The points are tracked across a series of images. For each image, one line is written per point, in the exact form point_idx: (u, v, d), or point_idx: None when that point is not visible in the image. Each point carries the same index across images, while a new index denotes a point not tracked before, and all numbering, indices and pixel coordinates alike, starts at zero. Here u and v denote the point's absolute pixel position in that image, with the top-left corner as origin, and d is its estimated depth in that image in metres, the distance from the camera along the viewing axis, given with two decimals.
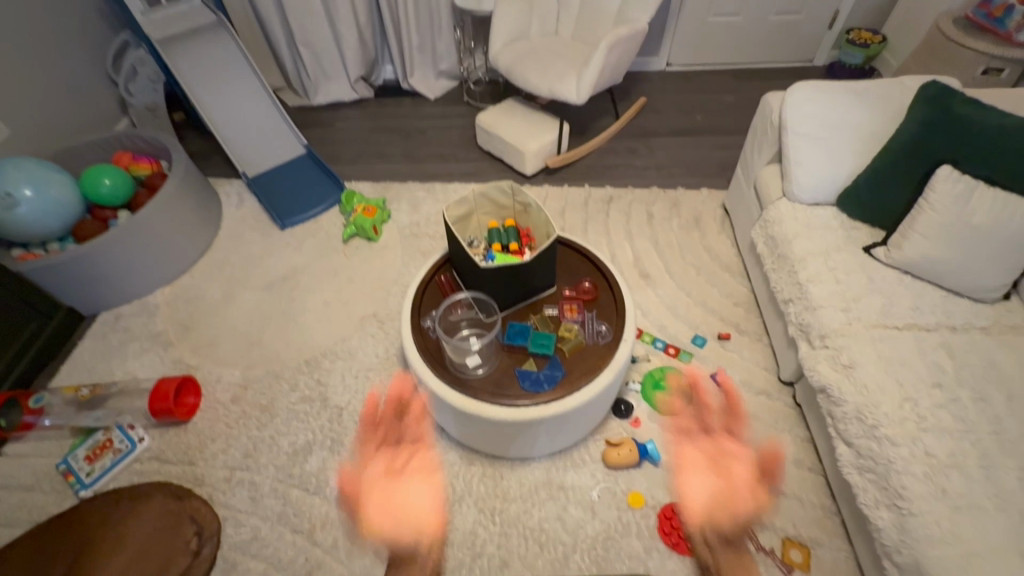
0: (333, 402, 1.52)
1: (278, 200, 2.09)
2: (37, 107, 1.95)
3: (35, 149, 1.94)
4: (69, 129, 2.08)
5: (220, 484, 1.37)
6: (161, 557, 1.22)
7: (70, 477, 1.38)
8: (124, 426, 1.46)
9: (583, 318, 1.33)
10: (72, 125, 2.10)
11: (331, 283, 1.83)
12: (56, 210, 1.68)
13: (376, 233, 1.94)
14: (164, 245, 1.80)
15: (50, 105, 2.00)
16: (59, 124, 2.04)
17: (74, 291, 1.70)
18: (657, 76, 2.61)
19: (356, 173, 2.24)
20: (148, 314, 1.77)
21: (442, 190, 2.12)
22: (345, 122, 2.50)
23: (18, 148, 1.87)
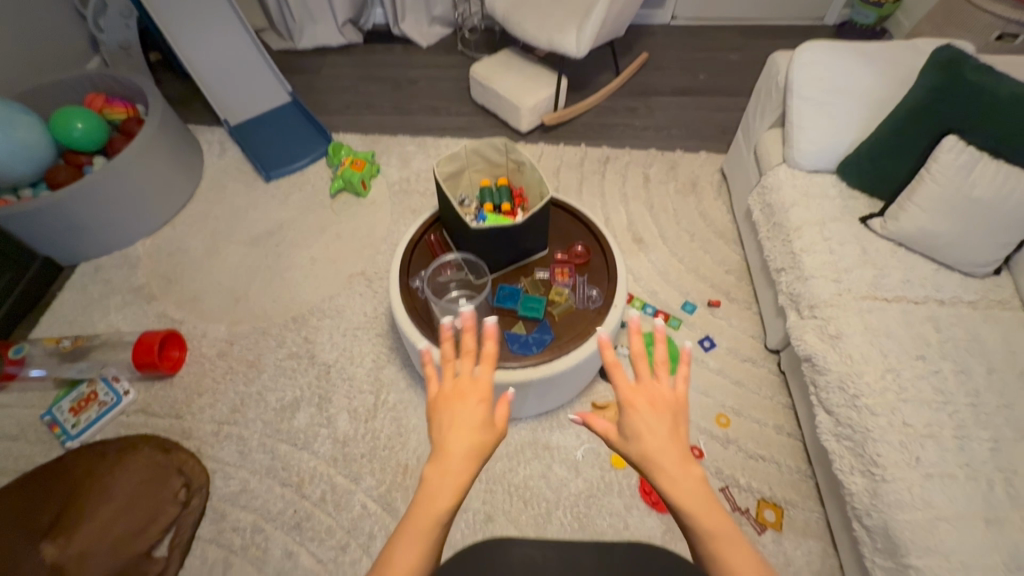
0: (320, 359, 1.51)
1: (262, 151, 2.01)
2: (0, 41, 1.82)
3: (1, 87, 1.83)
4: (36, 67, 1.96)
5: (208, 438, 1.38)
6: (149, 510, 1.23)
7: (56, 428, 1.37)
8: (109, 379, 1.45)
9: (574, 282, 1.31)
10: (39, 62, 1.97)
11: (318, 239, 1.79)
12: (26, 153, 1.60)
13: (365, 188, 1.88)
14: (143, 196, 1.73)
15: (14, 39, 1.88)
16: (26, 61, 1.92)
17: (50, 241, 1.64)
18: (660, 31, 2.49)
19: (344, 124, 2.15)
20: (129, 266, 1.72)
21: (433, 145, 2.05)
22: (332, 69, 2.37)
23: None
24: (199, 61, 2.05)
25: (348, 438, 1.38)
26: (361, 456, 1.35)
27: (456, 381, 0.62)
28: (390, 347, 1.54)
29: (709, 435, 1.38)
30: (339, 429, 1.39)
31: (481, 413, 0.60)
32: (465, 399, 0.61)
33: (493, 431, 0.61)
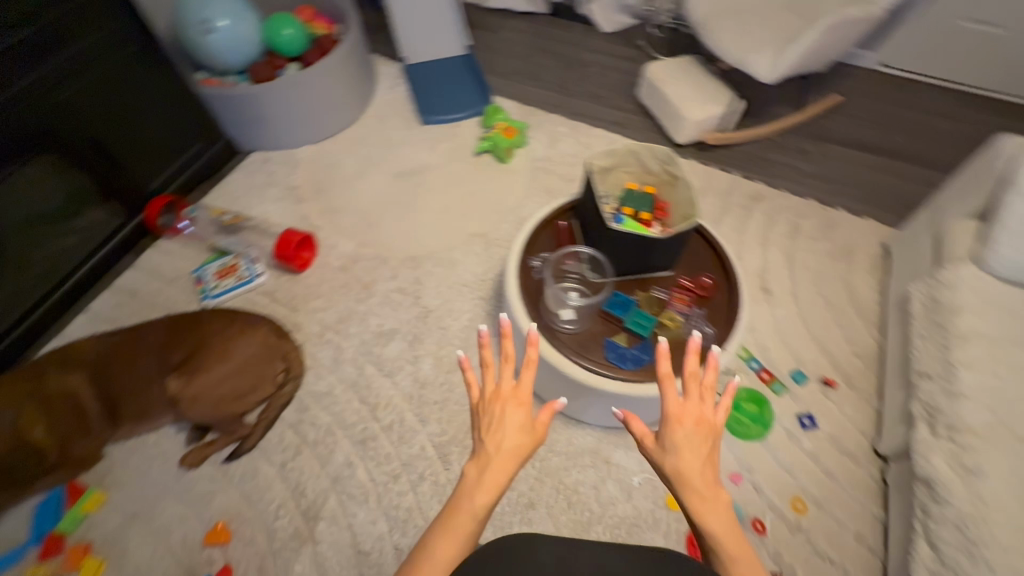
0: (423, 302, 1.60)
1: (427, 96, 2.11)
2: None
3: None
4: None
5: (312, 337, 1.53)
6: (250, 383, 1.32)
7: (201, 285, 1.58)
8: (250, 258, 1.64)
9: (690, 313, 1.25)
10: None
11: (452, 191, 1.87)
12: (241, 45, 1.82)
13: (508, 155, 1.94)
14: (318, 107, 1.89)
15: None
16: None
17: (238, 125, 1.85)
18: (863, 75, 2.25)
19: (507, 89, 2.20)
20: (291, 166, 1.91)
21: (585, 132, 2.04)
22: (510, 33, 2.42)
23: None
24: None
25: (427, 381, 1.46)
26: (433, 402, 1.43)
27: (499, 389, 0.70)
28: (487, 312, 1.58)
29: (778, 515, 1.29)
30: (422, 371, 1.47)
31: (520, 418, 0.69)
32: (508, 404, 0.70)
33: (530, 439, 0.68)
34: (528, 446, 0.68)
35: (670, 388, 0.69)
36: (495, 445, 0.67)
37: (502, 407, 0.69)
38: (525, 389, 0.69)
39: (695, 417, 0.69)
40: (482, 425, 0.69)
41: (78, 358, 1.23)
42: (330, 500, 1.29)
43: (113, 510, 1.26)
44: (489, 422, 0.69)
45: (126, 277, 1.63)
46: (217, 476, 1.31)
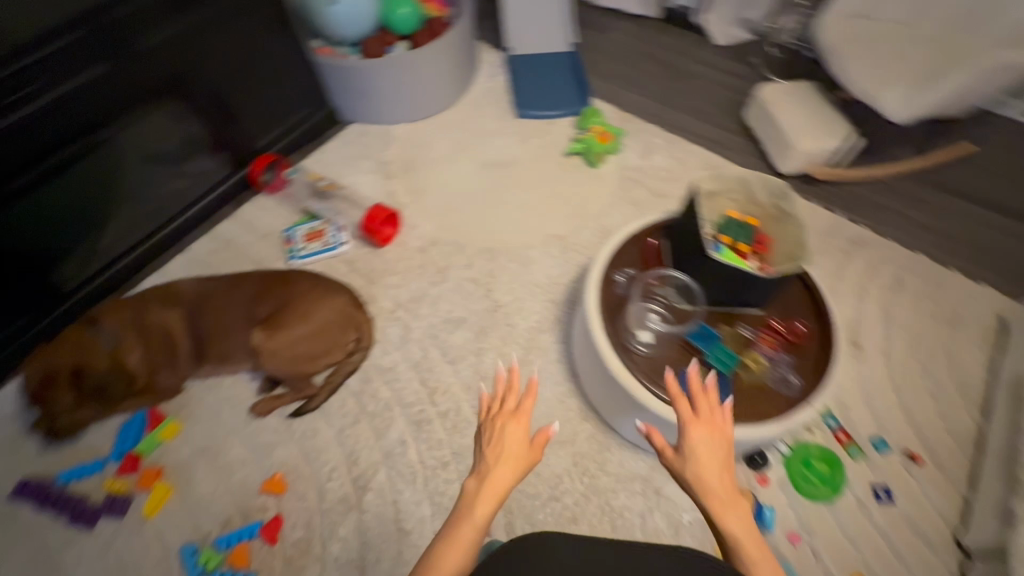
0: (494, 296, 1.60)
1: (525, 89, 2.10)
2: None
3: None
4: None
5: (383, 312, 1.56)
6: (324, 347, 1.37)
7: (289, 245, 1.65)
8: (337, 226, 1.69)
9: (776, 358, 1.19)
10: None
11: (537, 189, 1.86)
12: (358, 18, 1.87)
13: (598, 160, 1.90)
14: (420, 87, 1.93)
15: None
16: None
17: (344, 96, 1.91)
18: (1005, 126, 2.02)
19: (606, 92, 2.15)
20: (385, 141, 1.95)
21: (681, 148, 1.96)
22: (617, 35, 2.36)
23: None
24: None
25: (488, 375, 1.46)
26: None
27: (500, 411, 0.76)
28: (556, 316, 1.57)
29: None
30: (483, 364, 1.48)
31: (518, 435, 0.73)
32: (508, 424, 0.74)
33: (527, 456, 0.73)
34: (525, 460, 0.72)
35: (682, 402, 0.76)
36: (493, 455, 0.71)
37: (503, 427, 0.74)
38: (524, 409, 0.74)
39: (709, 426, 0.74)
40: (482, 443, 0.74)
41: (178, 295, 1.31)
42: (380, 473, 1.32)
43: (186, 442, 1.34)
44: (489, 436, 0.74)
45: (223, 226, 1.71)
46: (279, 428, 1.37)
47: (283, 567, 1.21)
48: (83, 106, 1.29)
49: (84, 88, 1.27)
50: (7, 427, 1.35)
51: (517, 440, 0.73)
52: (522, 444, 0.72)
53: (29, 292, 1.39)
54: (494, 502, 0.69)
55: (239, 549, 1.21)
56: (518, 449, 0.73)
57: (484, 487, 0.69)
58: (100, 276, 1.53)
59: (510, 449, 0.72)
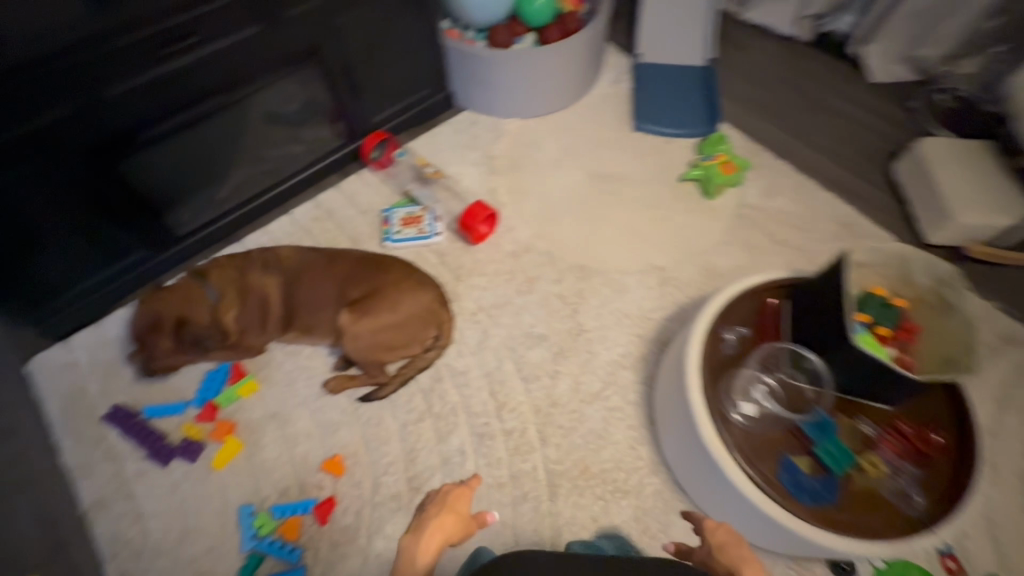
0: (579, 318, 1.52)
1: (649, 100, 1.97)
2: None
3: None
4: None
5: (465, 313, 1.53)
6: (405, 338, 1.35)
7: (386, 226, 1.65)
8: (434, 215, 1.66)
9: (900, 468, 1.03)
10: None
11: (643, 211, 1.74)
12: (492, 5, 1.83)
13: (716, 192, 1.75)
14: (541, 84, 1.86)
15: None
16: None
17: (464, 81, 1.87)
18: None
19: (737, 117, 1.97)
20: (495, 134, 1.89)
21: (812, 193, 1.77)
22: (759, 55, 2.16)
23: None
24: None
25: (560, 402, 1.40)
26: (558, 425, 1.37)
27: (449, 488, 0.91)
28: (642, 354, 1.46)
29: None
30: (557, 389, 1.41)
31: (462, 510, 0.88)
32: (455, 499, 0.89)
33: (462, 526, 0.87)
34: (462, 525, 0.87)
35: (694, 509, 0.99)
36: (444, 510, 0.86)
37: (447, 503, 0.88)
38: (469, 489, 0.89)
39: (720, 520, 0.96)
40: (427, 504, 0.89)
41: (279, 262, 1.32)
42: (435, 479, 1.30)
43: (261, 403, 1.39)
44: (440, 496, 0.90)
45: (327, 195, 1.73)
46: (347, 409, 1.38)
47: (329, 551, 1.22)
48: (229, 65, 1.32)
49: (233, 48, 1.30)
50: (110, 352, 1.44)
51: (459, 515, 0.87)
52: (462, 516, 0.87)
53: (149, 230, 1.46)
54: (431, 556, 0.82)
55: (292, 521, 1.24)
56: (460, 521, 0.87)
57: (424, 546, 0.83)
58: (209, 225, 1.57)
59: (454, 517, 0.87)
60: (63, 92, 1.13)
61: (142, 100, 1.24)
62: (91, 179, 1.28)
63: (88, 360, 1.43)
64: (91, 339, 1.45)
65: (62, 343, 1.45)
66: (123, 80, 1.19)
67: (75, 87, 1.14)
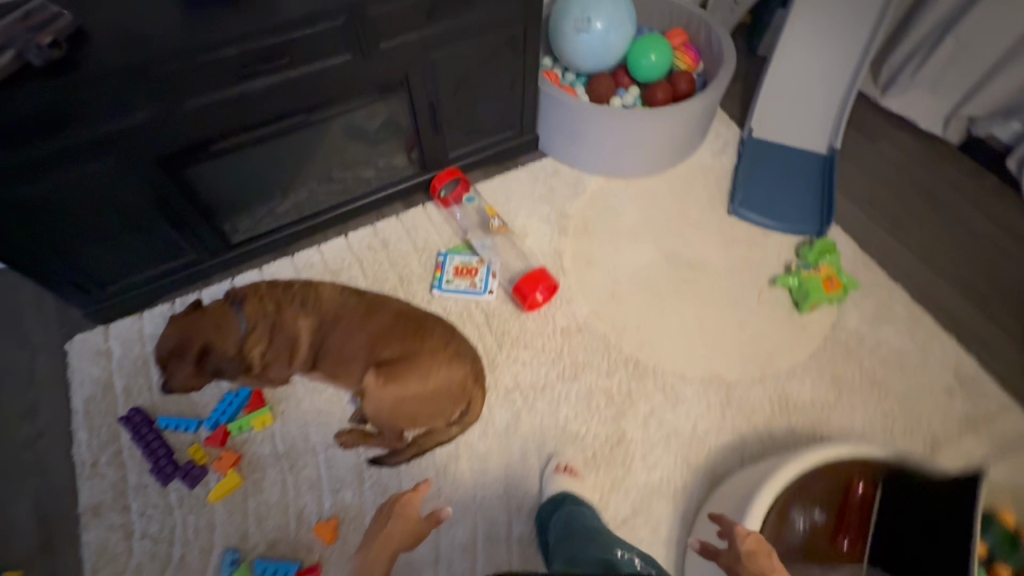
0: (622, 423, 1.36)
1: (753, 184, 1.75)
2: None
3: None
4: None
5: (499, 387, 1.40)
6: (429, 411, 1.24)
7: (438, 272, 1.54)
8: (490, 270, 1.54)
9: None
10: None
11: (720, 310, 1.54)
12: (603, 55, 1.69)
13: (811, 307, 1.52)
14: (637, 148, 1.69)
15: None
16: None
17: (553, 129, 1.73)
18: None
19: (852, 219, 1.71)
20: (573, 190, 1.75)
21: (927, 332, 1.50)
22: (893, 150, 1.87)
23: None
24: (786, 64, 1.79)
25: None
26: None
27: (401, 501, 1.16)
28: (685, 485, 1.29)
29: None
30: None
31: (411, 518, 1.14)
32: (406, 507, 1.15)
33: (419, 528, 1.14)
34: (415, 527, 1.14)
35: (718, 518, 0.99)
36: (394, 516, 1.14)
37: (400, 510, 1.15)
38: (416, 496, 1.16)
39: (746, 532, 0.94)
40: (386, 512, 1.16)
41: (317, 302, 1.24)
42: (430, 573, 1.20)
43: (272, 439, 1.32)
44: (394, 506, 1.16)
45: (385, 223, 1.64)
46: (355, 469, 1.29)
47: None
48: (319, 89, 1.23)
49: (320, 76, 1.21)
50: (143, 348, 1.42)
51: (410, 519, 1.14)
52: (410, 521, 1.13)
53: (203, 236, 1.41)
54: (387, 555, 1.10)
55: None
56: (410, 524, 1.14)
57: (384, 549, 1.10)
58: (264, 237, 1.53)
59: (405, 521, 1.13)
60: (145, 98, 1.06)
61: (223, 114, 1.16)
62: (155, 182, 1.21)
63: (121, 352, 1.42)
64: (128, 330, 1.45)
65: (101, 328, 1.44)
66: (198, 95, 1.11)
67: (156, 93, 1.07)
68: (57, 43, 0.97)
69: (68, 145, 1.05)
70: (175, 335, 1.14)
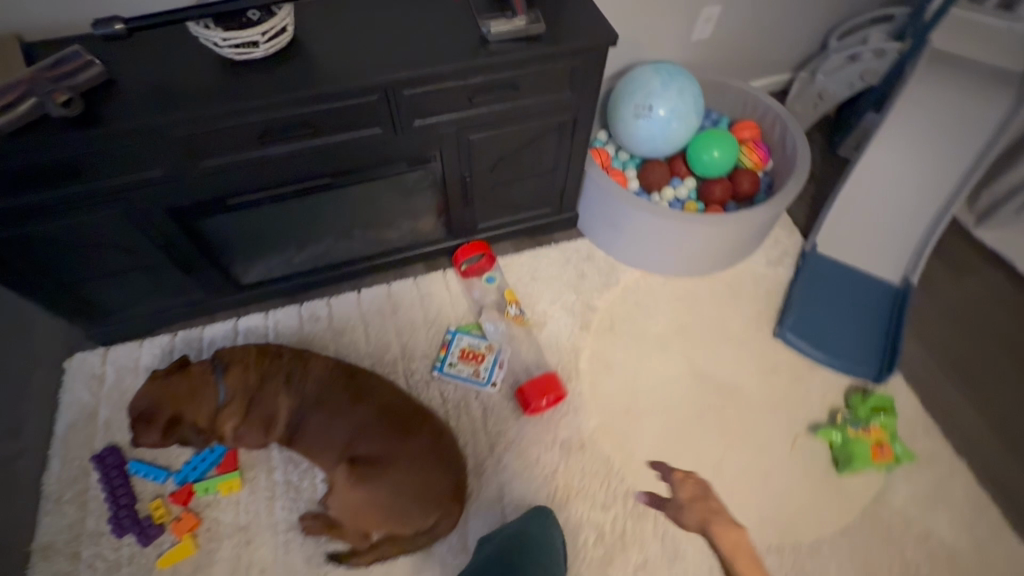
0: (607, 568, 1.23)
1: (810, 307, 1.56)
2: (735, 21, 1.74)
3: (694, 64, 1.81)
4: (737, 54, 1.86)
5: (481, 497, 1.29)
6: (396, 521, 1.12)
7: (442, 351, 1.43)
8: (497, 359, 1.42)
9: None
10: (745, 51, 1.86)
11: (742, 453, 1.37)
12: (661, 144, 1.55)
13: (851, 470, 1.32)
14: (682, 250, 1.54)
15: (754, 32, 1.80)
16: (739, 51, 1.84)
17: (594, 211, 1.59)
18: None
19: (918, 369, 1.49)
20: (605, 279, 1.60)
21: (986, 530, 1.28)
22: (981, 291, 1.63)
23: (685, 53, 1.76)
24: (867, 179, 1.59)
25: None
26: None
27: None
28: None
29: None
30: None
31: None
32: None
33: None
34: None
35: None
36: None
37: None
38: None
39: None
40: None
41: (303, 379, 1.17)
42: None
43: (234, 508, 1.25)
44: None
45: (400, 286, 1.57)
46: (312, 560, 1.21)
47: None
48: (342, 157, 1.16)
49: (347, 146, 1.14)
50: (135, 379, 1.40)
51: None
52: None
53: (211, 278, 1.38)
54: None
55: None
56: None
57: None
58: (273, 283, 1.49)
59: None
60: (164, 154, 1.03)
61: (238, 174, 1.11)
62: (164, 230, 1.18)
63: (114, 380, 1.40)
64: (126, 357, 1.43)
65: (102, 349, 1.44)
66: (218, 156, 1.06)
67: (170, 153, 1.02)
68: (70, 102, 0.92)
69: (83, 191, 1.03)
70: (150, 397, 1.09)
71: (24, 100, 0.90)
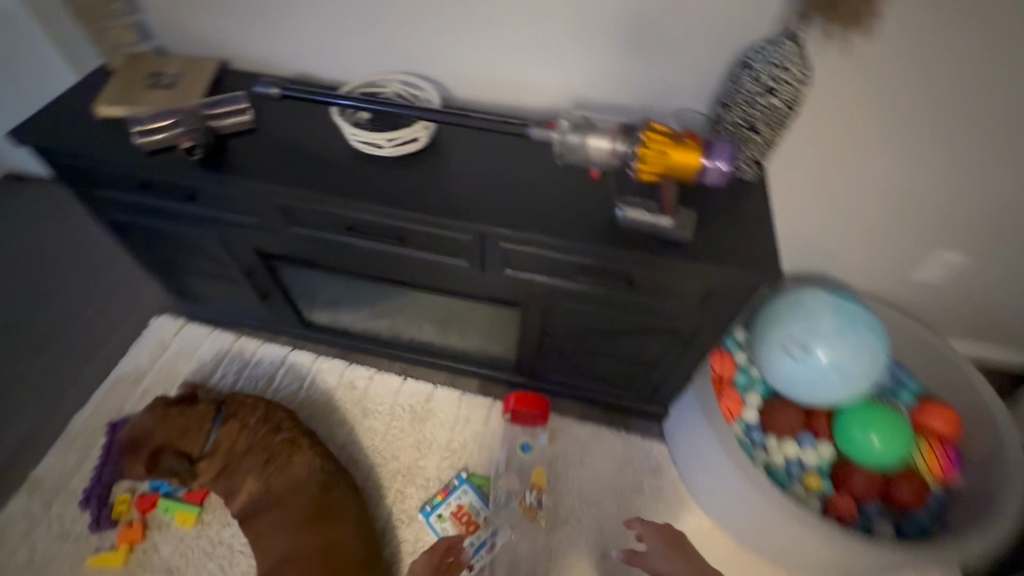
0: None
1: None
2: (979, 281, 1.31)
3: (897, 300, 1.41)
4: (967, 312, 1.40)
5: None
6: None
7: (438, 495, 1.26)
8: (487, 539, 1.21)
9: None
10: (981, 313, 1.39)
11: None
12: (805, 395, 1.17)
13: None
14: (773, 538, 1.15)
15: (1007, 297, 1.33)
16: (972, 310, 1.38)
17: (685, 427, 1.28)
18: None
19: None
20: (660, 507, 1.28)
21: None
22: None
23: (890, 285, 1.37)
24: None
25: None
26: None
27: None
28: None
29: None
30: None
31: None
32: None
33: None
34: None
35: None
36: None
37: None
38: None
39: None
40: None
41: (280, 470, 1.08)
42: None
43: (175, 544, 1.20)
44: None
45: (442, 394, 1.43)
46: None
47: None
48: (422, 271, 1.07)
49: (428, 264, 1.05)
50: (185, 364, 1.45)
51: None
52: None
53: (282, 308, 1.39)
54: None
55: None
56: None
57: None
58: (334, 333, 1.46)
59: None
60: (262, 211, 1.03)
61: (322, 248, 1.09)
62: (249, 260, 1.21)
63: (172, 355, 1.47)
64: (192, 340, 1.49)
65: (181, 321, 1.53)
66: (306, 228, 1.04)
67: (269, 213, 1.03)
68: (193, 149, 0.97)
69: (193, 210, 1.08)
70: (148, 421, 1.08)
71: (167, 128, 0.97)
